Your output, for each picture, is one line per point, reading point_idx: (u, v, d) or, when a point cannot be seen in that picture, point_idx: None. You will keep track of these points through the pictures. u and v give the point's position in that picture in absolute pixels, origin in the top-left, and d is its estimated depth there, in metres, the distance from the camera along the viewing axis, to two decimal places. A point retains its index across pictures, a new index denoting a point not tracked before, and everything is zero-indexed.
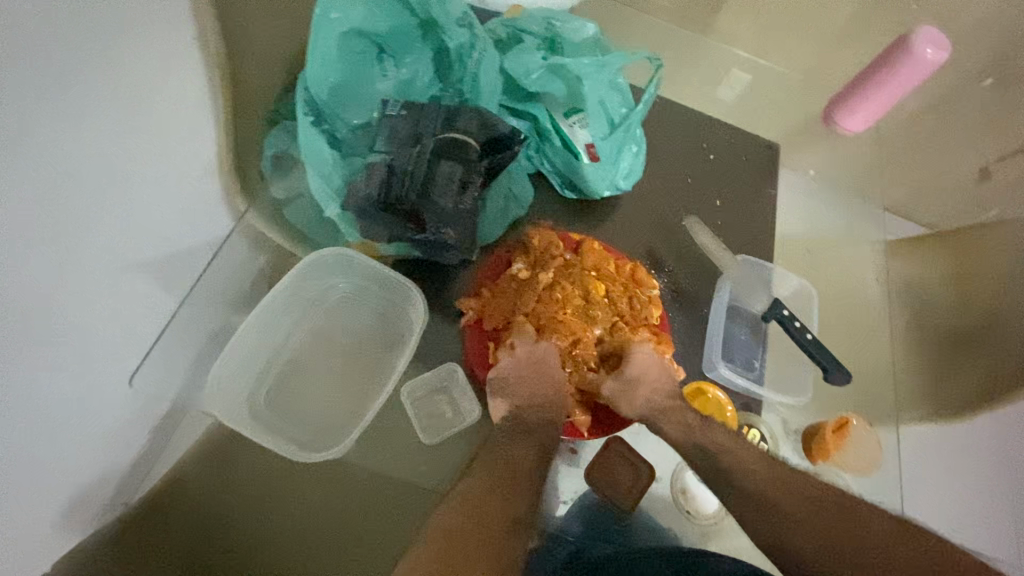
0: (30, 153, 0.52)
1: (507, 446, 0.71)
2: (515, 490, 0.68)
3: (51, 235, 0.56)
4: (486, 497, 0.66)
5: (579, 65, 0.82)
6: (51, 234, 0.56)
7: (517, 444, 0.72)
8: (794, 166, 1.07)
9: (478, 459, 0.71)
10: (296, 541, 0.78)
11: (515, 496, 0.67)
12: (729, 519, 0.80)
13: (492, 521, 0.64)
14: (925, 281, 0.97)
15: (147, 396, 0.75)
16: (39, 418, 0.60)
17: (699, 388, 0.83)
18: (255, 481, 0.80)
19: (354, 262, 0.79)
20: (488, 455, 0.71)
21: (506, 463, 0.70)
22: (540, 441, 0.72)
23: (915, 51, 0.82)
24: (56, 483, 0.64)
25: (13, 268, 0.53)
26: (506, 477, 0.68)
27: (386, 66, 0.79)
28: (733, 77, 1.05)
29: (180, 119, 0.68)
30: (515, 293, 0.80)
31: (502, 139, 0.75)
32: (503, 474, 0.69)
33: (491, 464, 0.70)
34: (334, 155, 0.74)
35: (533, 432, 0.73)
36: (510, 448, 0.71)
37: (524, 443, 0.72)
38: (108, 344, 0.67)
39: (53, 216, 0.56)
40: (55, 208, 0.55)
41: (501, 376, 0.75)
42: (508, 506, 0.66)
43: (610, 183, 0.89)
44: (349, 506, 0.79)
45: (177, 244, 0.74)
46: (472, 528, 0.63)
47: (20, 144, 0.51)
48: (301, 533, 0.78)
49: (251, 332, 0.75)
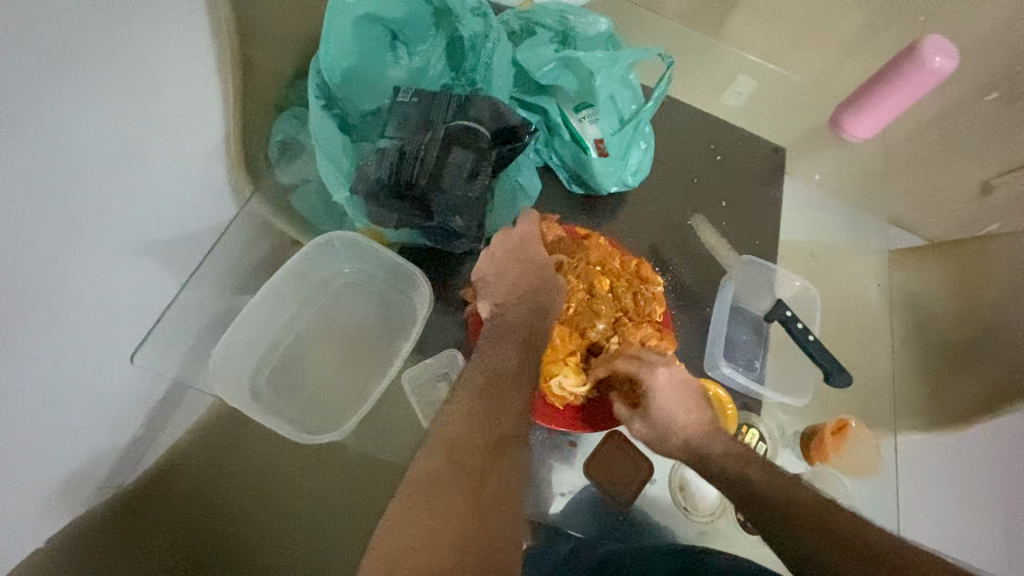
0: None
1: (497, 357, 0.69)
2: (499, 399, 0.64)
3: None
4: (468, 418, 0.61)
5: (592, 58, 0.82)
6: (49, 210, 0.56)
7: (506, 351, 0.70)
8: (798, 173, 1.07)
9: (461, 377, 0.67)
10: (291, 538, 0.75)
11: (501, 407, 0.64)
12: (725, 519, 0.80)
13: (473, 454, 0.58)
14: (927, 289, 0.98)
15: (148, 375, 0.75)
16: (41, 394, 0.60)
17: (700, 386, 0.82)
18: (250, 478, 0.78)
19: (361, 247, 0.79)
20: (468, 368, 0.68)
21: (495, 373, 0.67)
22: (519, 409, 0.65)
23: (924, 58, 0.82)
24: (53, 460, 0.64)
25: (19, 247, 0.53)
26: (494, 390, 0.65)
27: (399, 54, 0.79)
28: (742, 82, 1.05)
29: (188, 100, 0.69)
30: (526, 271, 0.76)
31: (513, 128, 0.75)
32: (485, 394, 0.64)
33: (473, 379, 0.66)
34: (344, 139, 0.75)
35: (528, 346, 0.71)
36: (501, 356, 0.69)
37: (515, 357, 0.70)
38: (109, 319, 0.67)
39: None
40: (55, 185, 0.56)
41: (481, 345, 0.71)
42: (494, 427, 0.61)
43: (618, 179, 0.90)
44: (347, 499, 0.78)
45: (184, 224, 0.74)
46: (451, 463, 0.56)
47: None
48: (300, 527, 0.76)
49: (258, 311, 0.76)
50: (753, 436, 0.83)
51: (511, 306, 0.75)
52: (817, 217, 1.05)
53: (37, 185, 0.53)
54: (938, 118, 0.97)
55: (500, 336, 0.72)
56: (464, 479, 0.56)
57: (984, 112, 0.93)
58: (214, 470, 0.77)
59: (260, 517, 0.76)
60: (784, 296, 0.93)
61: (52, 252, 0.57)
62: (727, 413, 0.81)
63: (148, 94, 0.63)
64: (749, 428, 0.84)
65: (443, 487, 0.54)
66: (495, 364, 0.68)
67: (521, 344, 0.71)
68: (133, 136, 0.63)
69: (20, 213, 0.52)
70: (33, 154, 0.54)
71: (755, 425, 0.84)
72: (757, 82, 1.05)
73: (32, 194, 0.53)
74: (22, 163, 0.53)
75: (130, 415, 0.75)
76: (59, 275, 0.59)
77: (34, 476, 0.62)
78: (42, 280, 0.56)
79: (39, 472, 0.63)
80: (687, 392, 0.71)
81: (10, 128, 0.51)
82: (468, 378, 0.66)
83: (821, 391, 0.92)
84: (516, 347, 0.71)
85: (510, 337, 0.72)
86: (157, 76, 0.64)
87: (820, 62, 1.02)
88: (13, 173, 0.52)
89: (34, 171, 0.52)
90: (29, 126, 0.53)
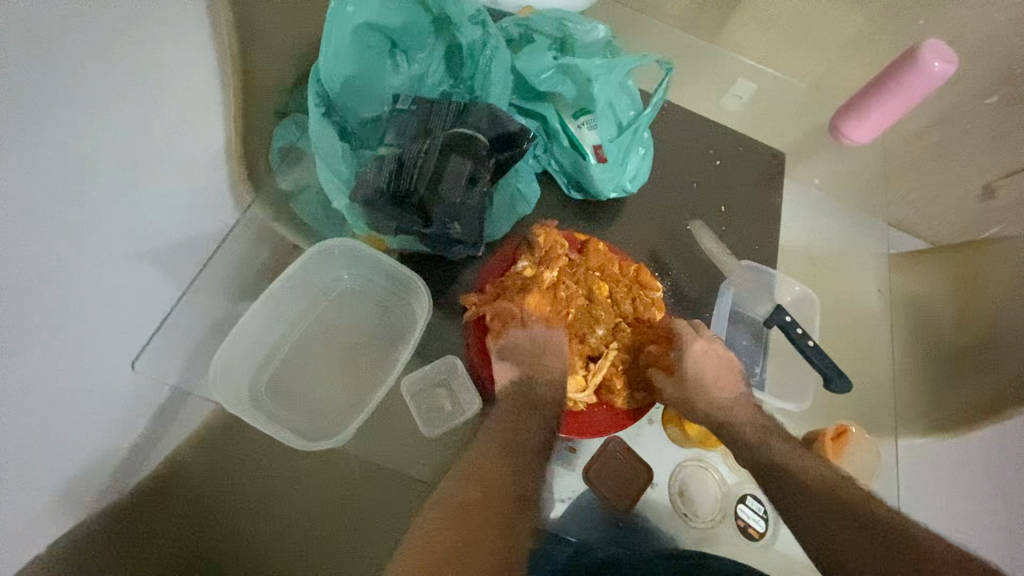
0: None
1: (511, 427, 0.74)
2: (517, 468, 0.72)
3: (57, 223, 0.56)
4: (468, 501, 0.68)
5: (590, 65, 0.83)
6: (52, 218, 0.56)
7: (523, 419, 0.75)
8: (800, 177, 1.07)
9: (477, 450, 0.74)
10: (293, 543, 0.77)
11: (517, 474, 0.72)
12: (725, 524, 0.80)
13: (472, 528, 0.67)
14: (927, 293, 0.98)
15: (148, 382, 0.75)
16: (43, 401, 0.60)
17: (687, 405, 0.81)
18: (250, 484, 0.79)
19: (361, 253, 0.80)
20: (482, 437, 0.75)
21: (512, 445, 0.73)
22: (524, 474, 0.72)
23: (922, 63, 0.82)
24: (54, 467, 0.64)
25: (20, 255, 0.53)
26: (509, 461, 0.72)
27: (398, 61, 0.80)
28: (740, 86, 1.06)
29: (189, 108, 0.69)
30: (529, 286, 0.79)
31: (512, 135, 0.75)
32: (502, 458, 0.73)
33: (489, 450, 0.73)
34: (344, 146, 0.75)
35: (542, 411, 0.76)
36: (516, 423, 0.75)
37: (536, 422, 0.75)
38: (112, 326, 0.67)
39: (58, 204, 0.55)
40: (59, 193, 0.56)
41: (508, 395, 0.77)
42: (512, 485, 0.71)
43: (616, 185, 0.90)
44: (348, 503, 0.79)
45: (185, 231, 0.75)
46: (475, 490, 0.70)
47: None
48: (301, 532, 0.77)
49: (257, 318, 0.76)
50: None
51: (520, 321, 0.78)
52: (816, 222, 1.06)
53: (40, 192, 0.53)
54: (937, 122, 0.97)
55: (524, 396, 0.77)
56: (456, 544, 0.65)
57: (982, 115, 0.92)
58: (214, 478, 0.78)
59: (261, 522, 0.77)
60: (783, 301, 0.93)
61: (54, 259, 0.57)
62: None
63: (153, 102, 0.64)
64: None
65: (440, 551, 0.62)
66: (508, 434, 0.74)
67: (532, 410, 0.76)
68: (139, 144, 0.63)
69: (22, 222, 0.52)
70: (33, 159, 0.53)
71: None
72: (756, 85, 1.06)
73: (34, 202, 0.53)
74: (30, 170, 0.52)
75: (130, 422, 0.75)
76: (63, 282, 0.59)
77: (34, 484, 0.62)
78: (43, 288, 0.56)
79: (40, 480, 0.62)
80: (716, 362, 0.79)
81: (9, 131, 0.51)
82: (483, 449, 0.73)
83: (821, 396, 0.92)
84: (528, 415, 0.75)
85: (529, 393, 0.77)
86: (163, 84, 0.64)
87: (819, 63, 1.01)
88: (12, 180, 0.52)
89: (36, 179, 0.52)
90: (32, 130, 0.53)
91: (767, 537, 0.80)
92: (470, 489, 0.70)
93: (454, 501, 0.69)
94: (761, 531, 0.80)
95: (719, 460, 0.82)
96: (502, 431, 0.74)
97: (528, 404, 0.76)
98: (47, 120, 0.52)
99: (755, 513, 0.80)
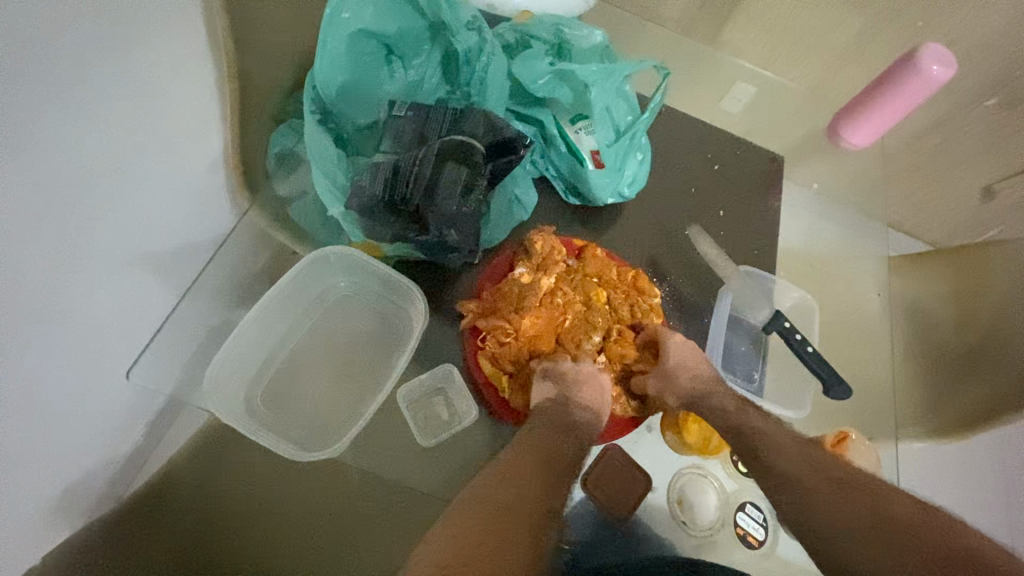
0: (40, 150, 0.51)
1: (548, 442, 0.68)
2: (550, 478, 0.64)
3: (54, 234, 0.55)
4: (510, 498, 0.60)
5: (587, 72, 0.82)
6: (50, 229, 0.55)
7: (560, 435, 0.69)
8: (797, 179, 1.08)
9: (513, 447, 0.68)
10: (294, 545, 0.75)
11: (550, 484, 0.64)
12: (724, 532, 0.80)
13: (497, 520, 0.56)
14: (927, 297, 0.97)
15: (145, 390, 0.75)
16: (37, 413, 0.59)
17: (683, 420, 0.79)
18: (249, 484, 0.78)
19: (357, 261, 0.79)
20: (514, 452, 0.67)
21: (550, 459, 0.66)
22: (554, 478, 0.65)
23: (921, 67, 0.82)
24: (50, 479, 0.64)
25: (13, 268, 0.52)
26: (547, 471, 0.64)
27: (394, 68, 0.79)
28: (739, 88, 1.05)
29: (185, 116, 0.68)
30: (528, 291, 0.79)
31: (509, 142, 0.75)
32: (541, 465, 0.65)
33: (529, 455, 0.66)
34: (339, 153, 0.75)
35: (576, 432, 0.71)
36: (550, 438, 0.68)
37: (574, 441, 0.70)
38: (107, 335, 0.67)
39: (55, 214, 0.55)
40: (59, 205, 0.55)
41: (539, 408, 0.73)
42: (546, 496, 0.62)
43: (613, 191, 0.90)
44: (347, 507, 0.78)
45: (181, 239, 0.74)
46: (510, 492, 0.61)
47: (30, 139, 0.50)
48: (303, 533, 0.76)
49: (254, 326, 0.75)
50: None
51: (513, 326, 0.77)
52: (818, 225, 1.06)
53: (36, 203, 0.52)
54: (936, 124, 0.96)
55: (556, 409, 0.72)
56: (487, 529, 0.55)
57: (982, 117, 0.92)
58: (213, 479, 0.78)
59: (260, 523, 0.76)
60: (782, 306, 0.93)
61: (56, 270, 0.57)
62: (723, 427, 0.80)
63: (151, 111, 0.63)
64: None
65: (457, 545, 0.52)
66: (547, 448, 0.67)
67: (566, 428, 0.70)
68: (135, 152, 0.63)
69: (19, 234, 0.51)
70: (49, 175, 0.53)
71: None
72: (754, 88, 1.05)
73: (32, 213, 0.52)
74: (32, 181, 0.51)
75: (125, 432, 0.74)
76: (65, 291, 0.59)
77: (30, 496, 0.61)
78: (39, 299, 0.56)
79: (35, 493, 0.62)
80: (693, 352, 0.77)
81: (31, 149, 0.50)
82: (517, 457, 0.66)
83: (820, 401, 0.92)
84: (564, 433, 0.70)
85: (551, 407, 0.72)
86: (161, 91, 0.64)
87: (817, 67, 1.00)
88: (25, 196, 0.51)
89: (34, 190, 0.52)
90: (45, 145, 0.52)
91: (766, 545, 0.80)
92: (506, 489, 0.61)
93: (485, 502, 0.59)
94: (760, 539, 0.79)
95: (718, 467, 0.82)
96: (538, 443, 0.67)
97: (563, 421, 0.71)
98: (47, 130, 0.51)
99: (754, 521, 0.80)
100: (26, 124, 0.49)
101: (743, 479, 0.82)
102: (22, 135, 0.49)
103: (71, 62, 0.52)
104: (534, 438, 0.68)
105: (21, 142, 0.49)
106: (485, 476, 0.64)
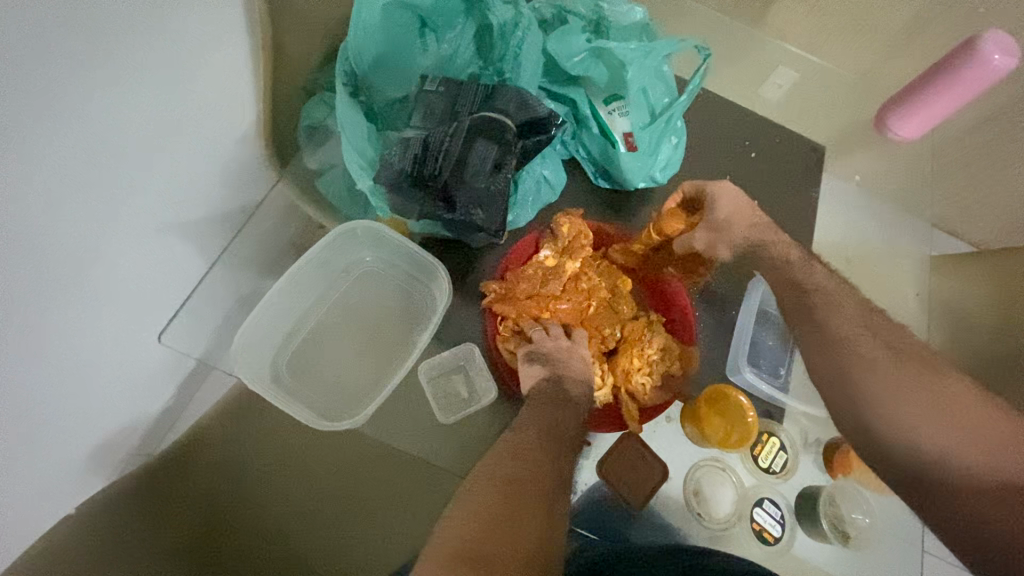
0: (54, 123, 0.50)
1: (547, 417, 0.70)
2: (554, 454, 0.67)
3: (83, 207, 0.56)
4: (524, 473, 0.63)
5: (625, 49, 0.79)
6: (76, 202, 0.55)
7: (558, 413, 0.71)
8: (841, 172, 1.01)
9: (518, 420, 0.71)
10: (305, 529, 0.73)
11: (554, 458, 0.67)
12: (740, 526, 0.79)
13: (503, 495, 0.60)
14: (969, 301, 0.95)
15: (176, 352, 0.78)
16: (70, 370, 0.62)
17: (721, 392, 0.80)
18: (271, 475, 0.75)
19: (385, 237, 0.80)
20: (518, 428, 0.70)
21: (551, 434, 0.69)
22: (554, 452, 0.67)
23: (983, 56, 0.76)
24: (77, 431, 0.67)
25: (40, 239, 0.53)
26: (545, 447, 0.67)
27: (428, 41, 0.78)
28: (780, 73, 1.01)
29: (222, 90, 0.69)
30: (551, 277, 0.80)
31: (540, 121, 0.74)
32: (542, 442, 0.67)
33: (529, 432, 0.69)
34: (369, 127, 0.75)
35: (575, 406, 0.73)
36: (551, 415, 0.70)
37: (571, 416, 0.72)
38: (141, 300, 0.70)
39: (70, 189, 0.54)
40: (79, 180, 0.55)
41: (553, 385, 0.73)
42: (553, 468, 0.66)
43: (645, 175, 0.87)
44: (362, 498, 0.76)
45: (214, 208, 0.76)
46: (517, 470, 0.63)
47: (37, 115, 0.48)
48: (313, 529, 0.73)
49: (283, 295, 0.77)
50: (773, 445, 0.81)
51: (535, 307, 0.79)
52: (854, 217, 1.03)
53: (46, 178, 0.51)
54: (991, 119, 0.90)
55: (561, 393, 0.72)
56: (504, 510, 0.58)
57: None
58: (234, 459, 0.75)
59: (272, 515, 0.73)
60: None
61: (84, 240, 0.58)
62: (748, 421, 0.79)
63: (187, 84, 0.63)
64: (769, 436, 0.82)
65: (487, 532, 0.55)
66: (548, 424, 0.69)
67: (567, 404, 0.72)
68: (172, 125, 0.64)
69: (44, 207, 0.52)
70: (61, 149, 0.52)
71: (776, 433, 0.82)
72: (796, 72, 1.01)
73: (45, 187, 0.51)
74: (43, 156, 0.50)
75: (156, 388, 0.78)
76: (92, 254, 0.60)
77: (59, 446, 0.65)
78: (70, 265, 0.57)
79: (64, 443, 0.66)
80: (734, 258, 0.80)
81: (48, 118, 0.49)
82: (516, 437, 0.68)
83: None
84: (565, 409, 0.72)
85: (540, 382, 0.73)
86: (198, 63, 0.64)
87: (864, 55, 0.97)
88: (38, 172, 0.50)
89: (49, 166, 0.51)
90: (56, 117, 0.50)
91: (783, 542, 0.79)
92: (515, 468, 0.63)
93: (497, 478, 0.62)
94: (777, 536, 0.79)
95: (738, 462, 0.81)
96: (537, 422, 0.69)
97: (561, 400, 0.72)
98: (72, 107, 0.51)
99: (771, 517, 0.79)
100: (55, 99, 0.50)
101: (762, 476, 0.81)
102: (39, 97, 0.48)
103: (105, 38, 0.52)
104: (525, 414, 0.72)
105: (34, 111, 0.48)
106: (491, 456, 0.66)
